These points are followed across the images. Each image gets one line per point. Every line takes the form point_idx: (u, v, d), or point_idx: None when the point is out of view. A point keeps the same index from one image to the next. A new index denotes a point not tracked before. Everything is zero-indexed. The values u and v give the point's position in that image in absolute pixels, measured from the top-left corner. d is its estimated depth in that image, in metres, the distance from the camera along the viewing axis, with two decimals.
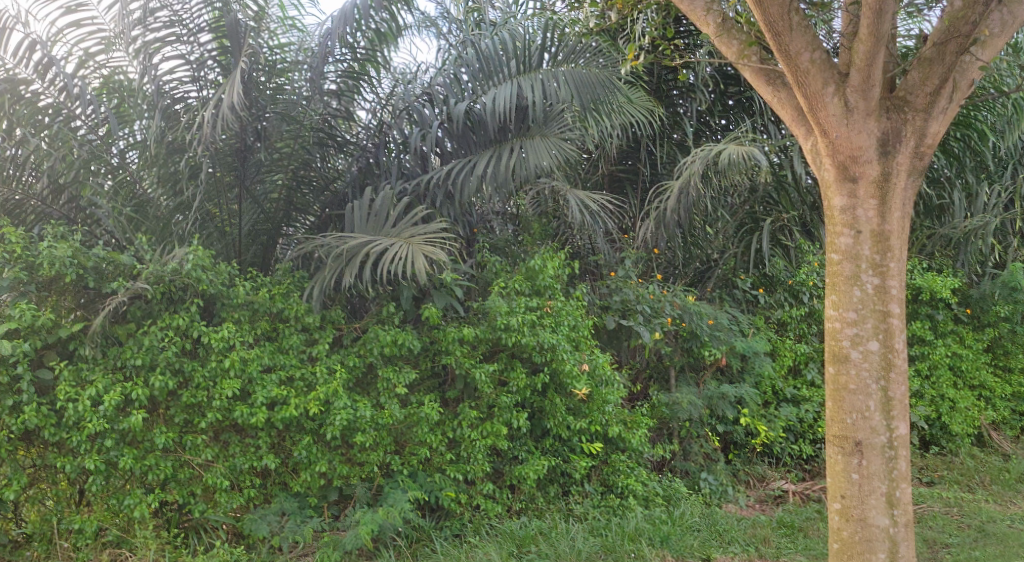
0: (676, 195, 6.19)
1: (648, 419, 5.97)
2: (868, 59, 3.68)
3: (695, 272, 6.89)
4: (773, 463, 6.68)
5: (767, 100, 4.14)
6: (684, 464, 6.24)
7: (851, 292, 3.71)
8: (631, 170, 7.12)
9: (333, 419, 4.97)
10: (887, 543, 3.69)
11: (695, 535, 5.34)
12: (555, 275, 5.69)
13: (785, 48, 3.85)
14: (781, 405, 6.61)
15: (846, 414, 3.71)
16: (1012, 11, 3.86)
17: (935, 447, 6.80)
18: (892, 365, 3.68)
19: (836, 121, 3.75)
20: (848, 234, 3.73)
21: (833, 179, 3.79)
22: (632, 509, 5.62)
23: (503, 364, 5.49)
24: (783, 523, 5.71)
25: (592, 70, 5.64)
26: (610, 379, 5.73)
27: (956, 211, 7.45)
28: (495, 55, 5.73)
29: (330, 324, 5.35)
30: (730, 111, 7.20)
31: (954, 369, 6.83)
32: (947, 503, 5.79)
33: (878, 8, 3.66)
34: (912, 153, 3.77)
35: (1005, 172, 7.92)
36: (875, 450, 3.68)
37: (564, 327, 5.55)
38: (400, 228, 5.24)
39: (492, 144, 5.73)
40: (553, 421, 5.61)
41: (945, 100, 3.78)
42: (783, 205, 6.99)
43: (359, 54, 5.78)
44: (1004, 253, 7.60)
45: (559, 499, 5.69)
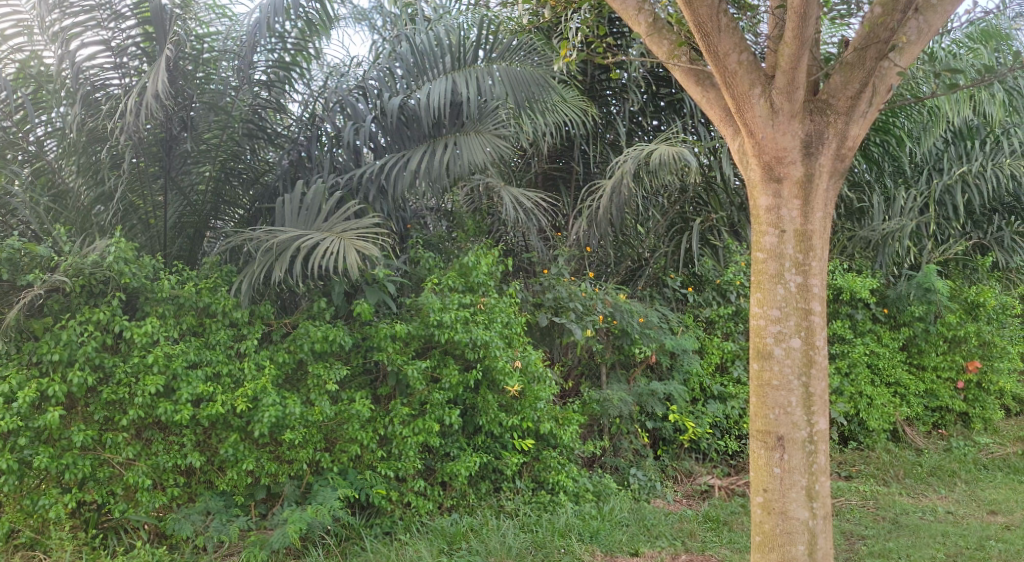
0: (608, 194, 6.28)
1: (580, 416, 6.02)
2: (793, 62, 3.77)
3: (626, 271, 6.97)
4: (699, 458, 6.79)
5: (697, 99, 4.21)
6: (614, 460, 6.33)
7: (775, 290, 3.81)
8: (565, 169, 7.20)
9: (261, 416, 4.87)
10: (806, 535, 3.81)
11: (624, 530, 5.43)
12: (488, 272, 5.70)
13: (713, 49, 3.92)
14: (708, 403, 6.74)
15: (769, 410, 3.82)
16: (928, 19, 3.92)
17: (853, 442, 7.00)
18: (813, 362, 3.81)
19: (762, 122, 3.84)
20: (772, 233, 3.83)
21: (759, 179, 3.89)
22: (562, 505, 5.68)
23: (435, 361, 5.49)
24: (709, 517, 5.82)
25: (527, 69, 5.69)
26: (543, 376, 5.77)
27: (875, 214, 7.71)
28: (429, 50, 5.76)
29: (259, 319, 5.24)
30: (662, 112, 7.30)
31: (872, 366, 7.07)
32: (864, 496, 6.01)
33: (803, 12, 3.76)
34: (834, 155, 3.88)
35: (920, 178, 8.25)
36: (796, 445, 3.80)
37: (496, 324, 5.54)
38: (332, 223, 5.19)
39: (427, 139, 5.70)
40: (485, 418, 5.62)
41: (865, 104, 3.89)
42: (713, 206, 7.16)
43: (289, 45, 5.73)
44: (919, 256, 7.84)
45: (490, 496, 5.71)
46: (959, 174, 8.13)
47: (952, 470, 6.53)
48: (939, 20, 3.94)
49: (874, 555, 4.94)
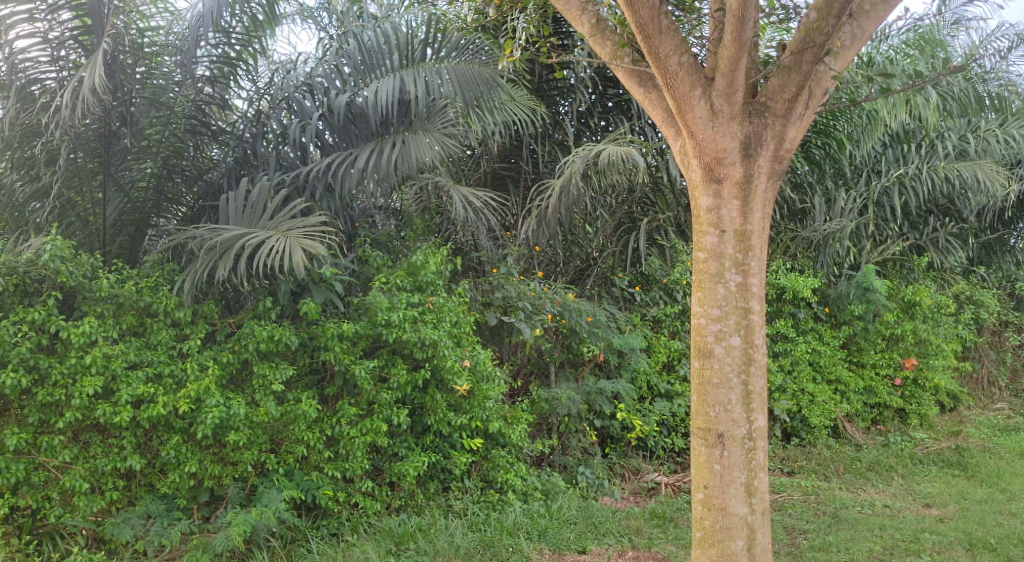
0: (557, 194, 6.33)
1: (528, 415, 6.04)
2: (732, 65, 3.82)
3: (575, 270, 7.03)
4: (646, 456, 6.86)
5: (640, 100, 4.25)
6: (563, 459, 6.36)
7: (715, 289, 3.87)
8: (513, 168, 7.21)
9: (204, 418, 4.80)
10: (745, 530, 3.87)
11: (571, 528, 5.47)
12: (437, 271, 5.69)
13: (655, 50, 3.95)
14: (655, 401, 6.81)
15: (710, 407, 3.88)
16: (862, 25, 3.99)
17: (796, 439, 7.11)
18: (753, 360, 3.87)
19: (702, 124, 3.90)
20: (713, 233, 3.89)
21: (700, 180, 3.95)
22: (511, 504, 5.70)
23: (383, 360, 5.44)
24: (655, 514, 5.89)
25: (474, 67, 5.70)
26: (492, 376, 5.78)
27: (817, 215, 7.86)
28: (377, 47, 5.74)
29: (202, 318, 5.16)
30: (610, 113, 7.34)
31: (814, 364, 7.22)
32: (806, 491, 6.13)
33: (742, 15, 3.79)
34: (772, 157, 3.95)
35: (860, 179, 8.45)
36: (736, 441, 3.86)
37: (444, 323, 5.52)
38: (278, 221, 5.13)
39: (374, 138, 5.66)
40: (433, 418, 5.61)
41: (802, 107, 3.96)
42: (659, 206, 7.21)
43: (234, 40, 5.61)
44: (859, 255, 8.03)
45: (438, 496, 5.69)
46: (895, 177, 8.37)
47: (890, 465, 6.69)
48: (872, 25, 4.01)
49: (814, 549, 5.05)
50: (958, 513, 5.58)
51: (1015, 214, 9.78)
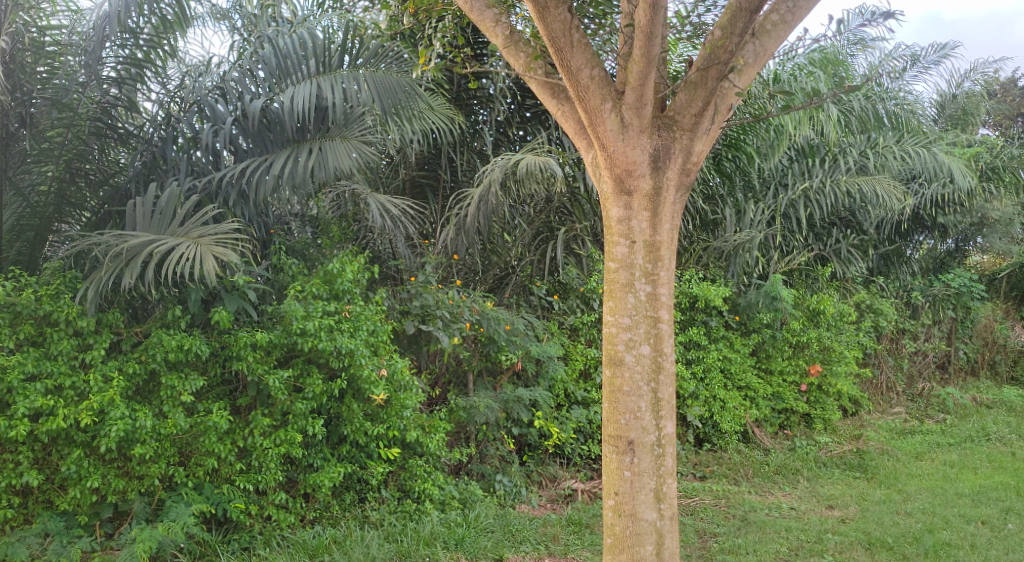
0: (475, 202, 6.40)
1: (446, 423, 6.02)
2: (641, 79, 3.87)
3: (494, 279, 7.01)
4: (564, 463, 6.92)
5: (553, 111, 4.31)
6: (480, 467, 6.35)
7: (626, 298, 3.94)
8: (431, 176, 7.17)
9: (108, 431, 4.63)
10: (654, 535, 3.95)
11: (488, 536, 5.48)
12: (354, 279, 5.64)
13: (567, 64, 4.00)
14: (573, 408, 6.88)
15: (621, 415, 3.95)
16: (764, 43, 4.07)
17: (707, 444, 7.28)
18: (662, 368, 3.95)
19: (613, 136, 3.96)
20: (623, 243, 3.97)
21: (611, 191, 4.03)
22: (428, 513, 5.68)
23: (298, 370, 5.36)
24: (572, 520, 5.95)
25: (393, 76, 5.75)
26: (410, 385, 5.72)
27: (727, 226, 8.08)
28: (292, 52, 5.66)
29: (107, 327, 4.95)
30: (528, 123, 7.39)
31: (725, 371, 7.41)
32: (716, 495, 6.29)
33: (649, 31, 3.82)
34: (680, 170, 4.05)
35: (768, 192, 8.72)
36: (646, 448, 3.94)
37: (361, 332, 5.47)
38: (188, 228, 4.99)
39: (290, 143, 5.57)
40: (349, 428, 5.55)
41: (708, 122, 4.06)
42: (576, 216, 7.27)
43: (142, 41, 5.47)
44: (767, 265, 8.30)
45: (354, 507, 5.62)
46: (801, 190, 8.69)
47: (796, 468, 6.91)
48: (775, 44, 4.10)
49: (724, 552, 5.18)
50: (858, 514, 5.81)
51: (912, 227, 10.27)
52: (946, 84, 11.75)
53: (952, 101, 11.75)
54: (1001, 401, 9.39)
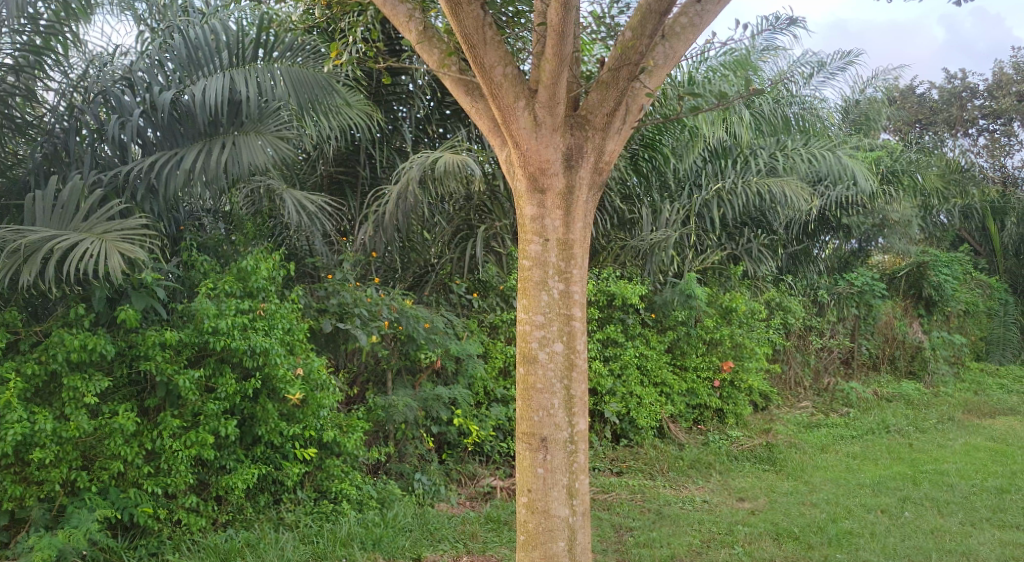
0: (394, 200, 6.38)
1: (364, 423, 5.96)
2: (553, 78, 3.89)
3: (413, 276, 6.98)
4: (483, 461, 6.94)
5: (467, 108, 4.30)
6: (399, 466, 6.31)
7: (539, 296, 3.97)
8: (350, 172, 7.09)
9: (4, 434, 4.42)
10: (566, 531, 3.99)
11: (407, 536, 5.44)
12: (268, 276, 5.52)
13: (479, 60, 4.00)
14: (492, 405, 6.90)
15: (534, 412, 3.98)
16: (674, 46, 4.17)
17: (624, 440, 7.39)
18: (574, 365, 3.99)
19: (526, 134, 3.97)
20: (537, 242, 3.98)
21: (525, 190, 4.04)
22: (345, 514, 5.61)
23: (209, 370, 5.21)
24: (490, 518, 5.96)
25: (309, 71, 5.67)
26: (327, 384, 5.66)
27: (644, 225, 8.20)
28: (204, 44, 5.54)
29: (3, 327, 4.73)
30: (448, 120, 7.34)
31: (641, 368, 7.54)
32: (633, 489, 6.39)
33: (561, 30, 3.85)
34: (592, 169, 4.09)
35: (684, 191, 8.88)
36: (558, 445, 3.98)
37: (276, 330, 5.37)
38: (93, 223, 4.81)
39: (201, 138, 5.42)
40: (264, 428, 5.40)
41: (620, 122, 4.10)
42: (496, 214, 7.29)
43: (41, 28, 5.36)
44: (682, 264, 8.47)
45: (269, 509, 5.52)
46: (714, 191, 8.92)
47: (709, 462, 7.07)
48: (683, 47, 4.20)
49: (639, 546, 5.27)
50: (767, 506, 6.00)
51: (819, 227, 10.64)
52: (850, 90, 12.14)
53: (854, 106, 12.19)
54: (900, 394, 9.81)
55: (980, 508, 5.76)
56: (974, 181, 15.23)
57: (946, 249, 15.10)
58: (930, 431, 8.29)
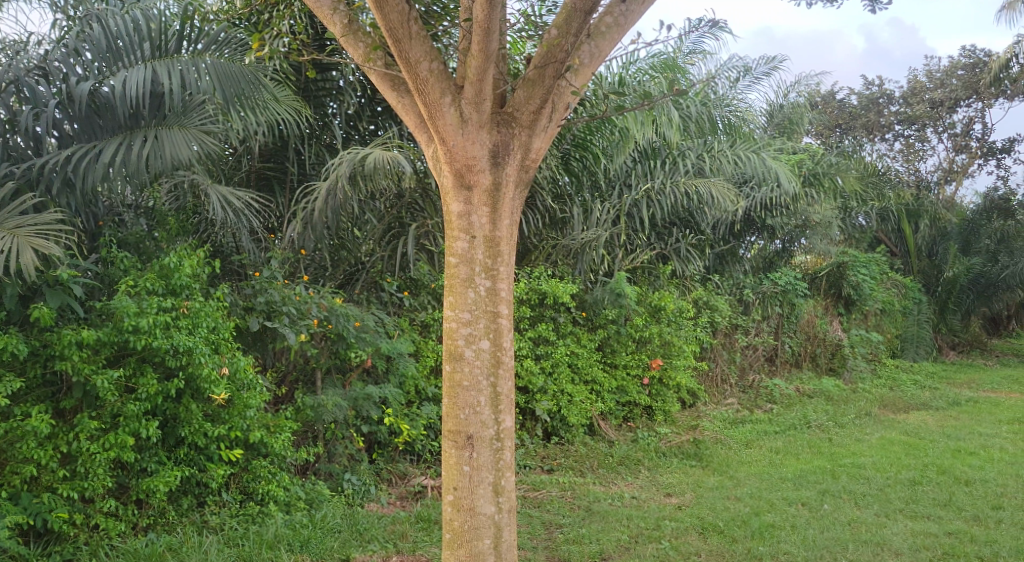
0: (323, 196, 6.33)
1: (293, 423, 5.86)
2: (479, 75, 3.89)
3: (344, 274, 6.96)
4: (414, 460, 6.92)
5: (393, 104, 4.26)
6: (328, 466, 6.23)
7: (466, 294, 3.96)
8: (278, 168, 6.97)
9: None
10: (492, 529, 4.00)
11: (336, 537, 5.38)
12: (192, 274, 5.38)
13: (405, 55, 3.97)
14: (423, 404, 6.86)
15: (460, 410, 3.97)
16: (600, 45, 4.16)
17: (555, 437, 7.44)
18: (501, 363, 4.00)
19: (452, 131, 3.96)
20: (464, 239, 3.98)
21: (451, 186, 4.02)
22: (272, 516, 5.51)
23: (129, 370, 5.05)
24: (421, 517, 5.93)
25: (235, 64, 5.55)
26: (253, 384, 5.59)
27: (575, 224, 8.26)
28: (125, 34, 5.36)
29: None
30: (379, 117, 7.24)
31: (572, 366, 7.60)
32: (563, 487, 6.43)
33: (487, 27, 3.85)
34: (518, 167, 4.09)
35: (613, 191, 9.03)
36: (484, 442, 3.98)
37: (201, 329, 5.23)
38: (4, 218, 4.61)
39: (122, 130, 5.27)
40: (188, 430, 5.26)
41: (546, 119, 4.12)
42: (428, 212, 7.17)
43: None
44: (613, 263, 8.58)
45: (193, 512, 5.38)
46: (643, 190, 9.04)
47: (637, 459, 7.16)
48: (608, 47, 4.21)
49: (569, 542, 5.30)
50: (694, 501, 6.10)
51: (744, 228, 10.89)
52: (774, 94, 12.41)
53: (779, 110, 12.45)
54: (821, 391, 10.12)
55: (894, 499, 5.97)
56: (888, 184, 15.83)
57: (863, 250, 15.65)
58: (848, 426, 8.57)
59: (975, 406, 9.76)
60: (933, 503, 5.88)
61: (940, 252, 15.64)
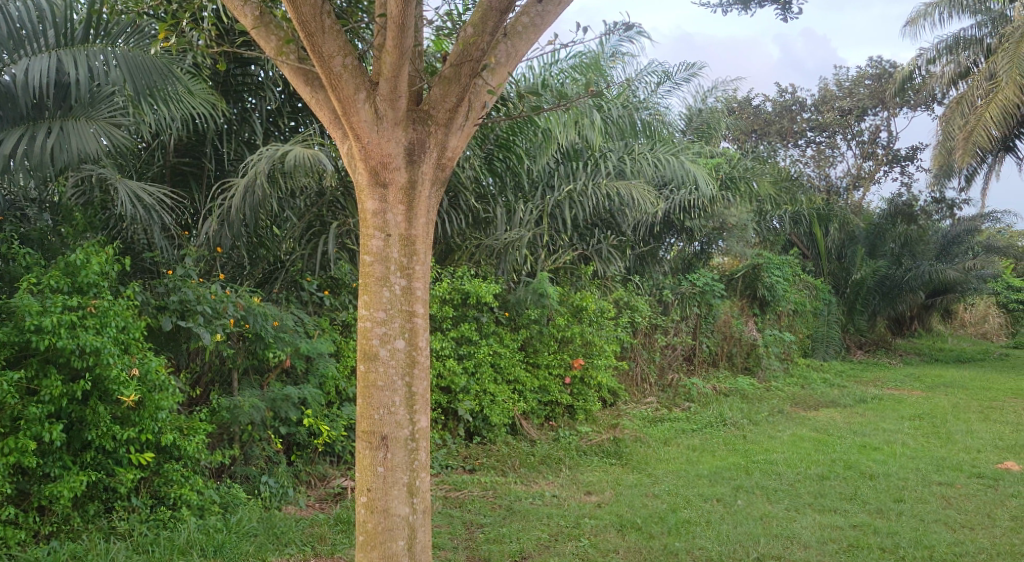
0: (240, 193, 6.19)
1: (207, 425, 5.71)
2: (394, 71, 3.86)
3: (263, 273, 6.79)
4: (334, 462, 6.86)
5: (307, 99, 4.20)
6: (244, 469, 6.09)
7: (381, 293, 3.92)
8: (195, 164, 6.82)
9: None
10: (406, 530, 3.97)
11: (251, 541, 5.27)
12: (101, 272, 5.17)
13: (318, 50, 3.91)
14: (344, 405, 6.77)
15: (374, 410, 3.92)
16: (516, 45, 4.23)
17: (477, 437, 7.45)
18: (416, 362, 3.97)
19: (367, 127, 3.92)
20: (379, 237, 3.94)
21: (366, 183, 3.98)
22: (184, 520, 5.36)
23: (31, 371, 4.80)
24: (340, 519, 5.85)
25: (147, 55, 5.37)
26: (166, 385, 5.39)
27: (498, 224, 8.27)
28: (27, 20, 5.09)
29: None
30: (299, 113, 7.12)
31: (495, 366, 7.60)
32: (485, 486, 6.43)
33: (402, 24, 3.81)
34: (434, 165, 4.08)
35: (537, 192, 9.09)
36: (399, 443, 3.94)
37: (110, 328, 5.01)
38: None
39: (24, 122, 5.07)
40: (95, 433, 5.03)
41: (462, 118, 4.11)
42: (350, 210, 7.13)
43: None
44: (535, 263, 8.64)
45: (99, 518, 5.17)
46: (566, 191, 9.12)
47: (559, 457, 7.22)
48: (524, 47, 4.26)
49: (489, 541, 5.30)
50: (613, 498, 6.19)
51: (664, 230, 11.09)
52: (692, 99, 12.69)
53: (697, 114, 12.76)
54: (736, 389, 10.38)
55: (803, 494, 6.16)
56: (801, 189, 16.35)
57: (777, 253, 16.14)
58: (761, 423, 8.82)
59: (879, 403, 10.16)
60: (840, 497, 6.09)
61: (849, 255, 16.27)
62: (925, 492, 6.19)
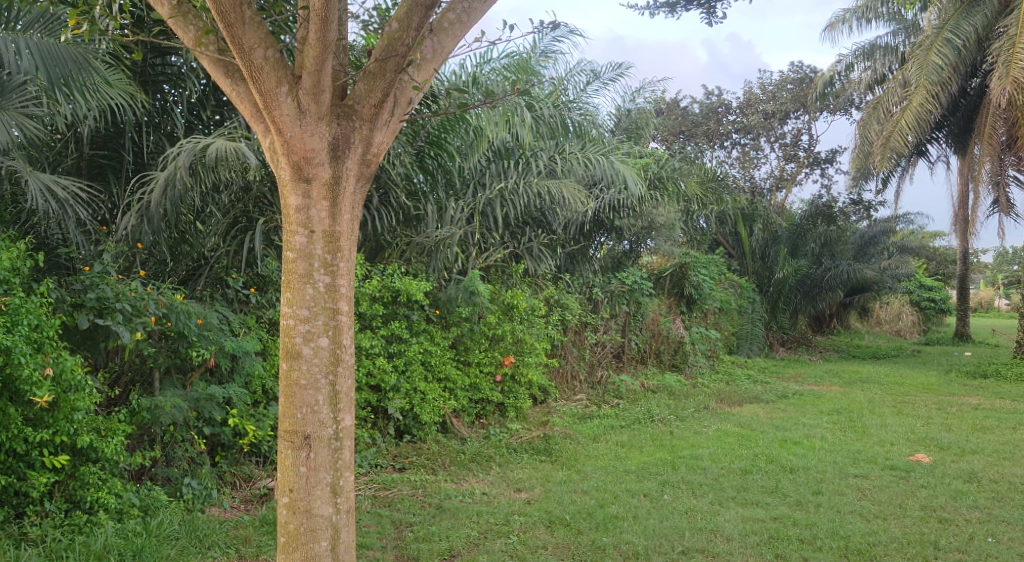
0: (160, 186, 6.01)
1: (126, 426, 5.52)
2: (317, 65, 3.81)
3: (185, 271, 6.70)
4: (259, 462, 6.72)
5: (227, 92, 4.11)
6: (166, 471, 5.92)
7: (304, 290, 3.85)
8: (113, 157, 6.60)
9: None
10: (329, 530, 3.92)
11: (172, 544, 5.14)
12: (12, 267, 4.94)
13: (239, 41, 3.83)
14: (270, 405, 6.65)
15: (297, 409, 3.85)
16: (442, 42, 4.20)
17: (407, 436, 7.42)
18: (340, 360, 3.92)
19: (290, 122, 3.85)
20: (302, 233, 3.87)
21: (288, 179, 3.91)
22: (101, 525, 5.17)
23: None
24: (266, 521, 5.75)
25: (61, 44, 5.18)
26: (82, 384, 5.17)
27: (429, 222, 8.23)
28: None
29: None
30: (224, 106, 6.99)
31: (426, 364, 7.55)
32: (414, 485, 6.40)
33: (324, 17, 3.77)
34: (360, 160, 4.02)
35: (468, 189, 9.08)
36: (322, 442, 3.89)
37: (21, 327, 4.82)
38: None
39: None
40: (5, 435, 4.81)
41: (387, 113, 4.07)
42: (276, 206, 7.02)
43: None
44: (466, 261, 8.64)
45: (9, 524, 4.96)
46: (497, 190, 9.12)
47: (488, 455, 7.23)
48: (450, 43, 4.25)
49: (417, 540, 5.27)
50: (542, 495, 6.22)
51: (594, 228, 11.20)
52: (621, 100, 12.87)
53: (626, 114, 12.95)
54: (664, 386, 10.57)
55: (727, 488, 6.31)
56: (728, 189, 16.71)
57: (704, 252, 16.49)
58: (687, 419, 8.99)
59: (800, 398, 10.47)
60: (762, 490, 6.25)
61: (772, 254, 16.73)
62: (842, 484, 6.40)
